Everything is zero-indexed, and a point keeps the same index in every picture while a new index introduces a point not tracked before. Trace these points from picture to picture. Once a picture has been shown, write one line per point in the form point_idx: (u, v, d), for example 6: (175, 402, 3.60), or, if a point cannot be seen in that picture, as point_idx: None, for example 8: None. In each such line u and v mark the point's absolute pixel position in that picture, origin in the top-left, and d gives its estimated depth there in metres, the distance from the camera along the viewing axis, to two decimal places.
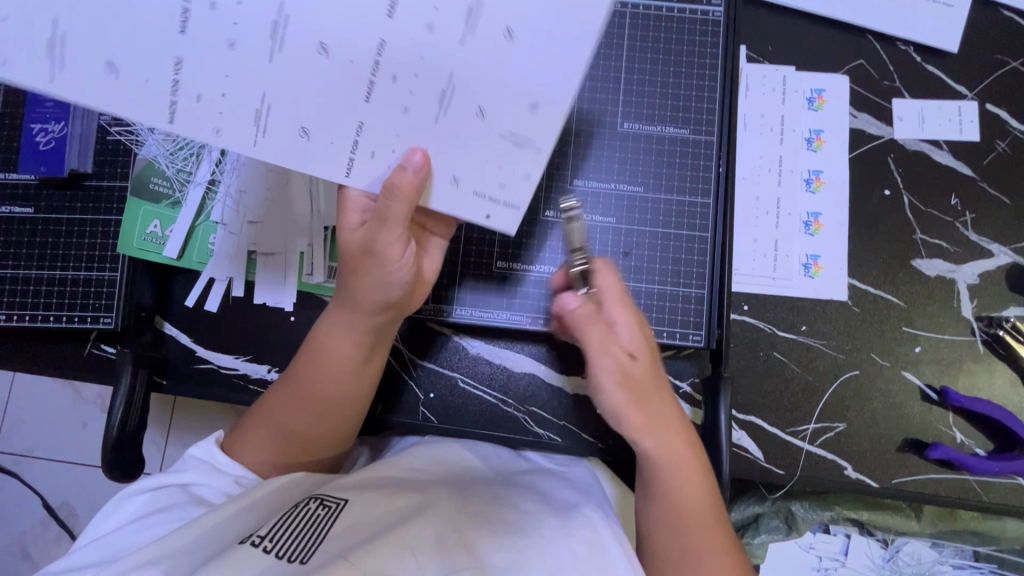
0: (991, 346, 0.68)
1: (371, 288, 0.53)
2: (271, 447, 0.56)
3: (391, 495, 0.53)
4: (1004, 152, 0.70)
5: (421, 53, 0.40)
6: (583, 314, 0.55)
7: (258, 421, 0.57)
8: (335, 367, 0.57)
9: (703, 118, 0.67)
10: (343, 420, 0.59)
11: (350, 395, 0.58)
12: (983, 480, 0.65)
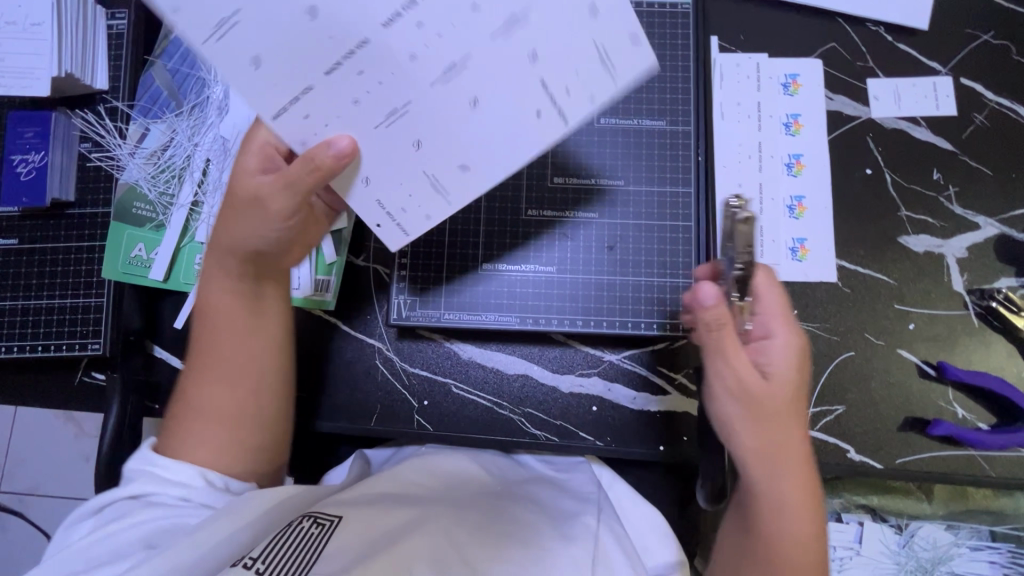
0: (985, 319, 0.67)
1: (251, 235, 0.53)
2: (197, 432, 0.55)
3: (385, 508, 0.54)
4: (982, 125, 0.71)
5: (412, 68, 0.44)
6: (717, 315, 0.49)
7: (177, 410, 0.57)
8: (231, 328, 0.57)
9: (679, 108, 0.67)
10: (252, 399, 0.57)
11: (255, 366, 0.58)
12: (988, 455, 0.64)
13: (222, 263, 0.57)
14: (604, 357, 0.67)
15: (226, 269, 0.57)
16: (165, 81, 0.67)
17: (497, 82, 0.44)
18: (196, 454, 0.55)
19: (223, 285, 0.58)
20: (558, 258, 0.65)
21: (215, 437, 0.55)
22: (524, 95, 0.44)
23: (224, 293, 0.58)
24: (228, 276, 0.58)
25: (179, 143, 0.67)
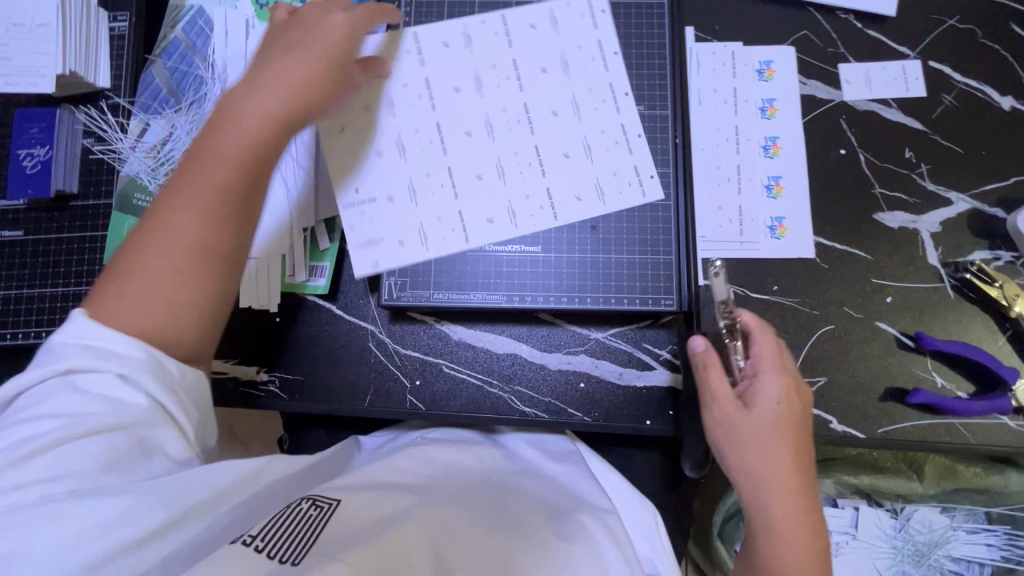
0: (960, 290, 0.69)
1: (260, 88, 0.54)
2: (136, 288, 0.48)
3: (382, 494, 0.56)
4: (952, 105, 0.73)
5: (505, 140, 0.68)
6: (708, 358, 0.57)
7: (112, 278, 0.49)
8: (199, 170, 0.51)
9: (656, 93, 0.70)
10: (209, 247, 0.49)
11: (216, 214, 0.50)
12: (968, 423, 0.66)
13: (228, 126, 0.52)
14: (590, 336, 0.69)
15: (227, 136, 0.51)
16: (164, 79, 0.71)
17: (495, 191, 0.67)
18: (138, 302, 0.48)
19: (211, 147, 0.51)
20: (544, 238, 0.67)
21: (162, 323, 0.48)
22: (491, 209, 0.67)
23: (222, 158, 0.50)
24: (228, 140, 0.51)
25: (178, 137, 0.69)
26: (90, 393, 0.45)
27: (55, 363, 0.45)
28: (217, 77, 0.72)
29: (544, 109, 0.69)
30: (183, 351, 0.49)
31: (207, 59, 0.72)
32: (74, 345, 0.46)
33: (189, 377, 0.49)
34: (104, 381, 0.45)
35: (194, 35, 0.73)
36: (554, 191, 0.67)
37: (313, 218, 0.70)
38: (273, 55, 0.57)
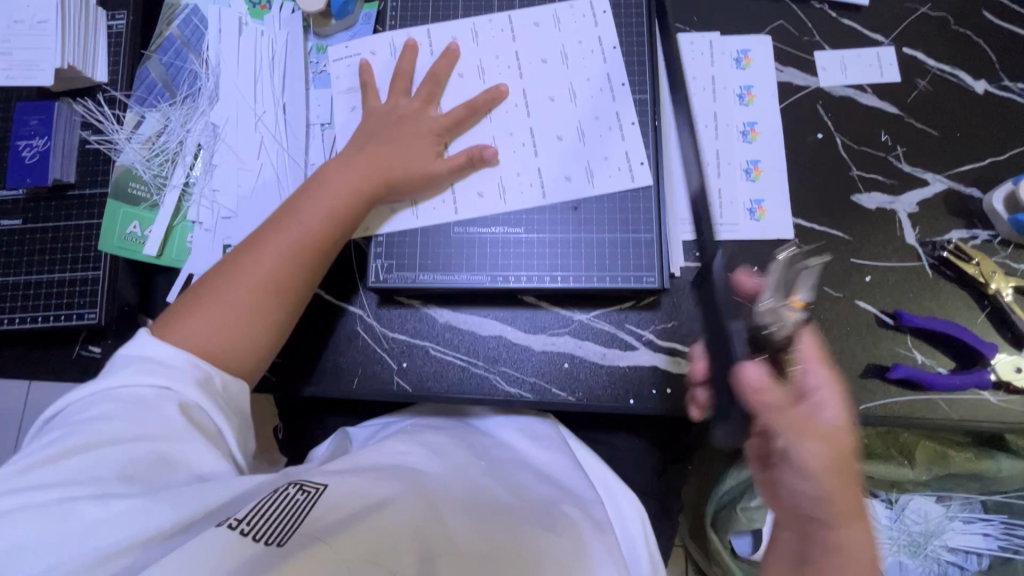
0: (938, 269, 0.70)
1: (339, 168, 0.66)
2: (217, 317, 0.59)
3: (375, 481, 0.56)
4: (926, 90, 0.75)
5: (504, 120, 0.71)
6: (771, 390, 0.51)
7: (192, 299, 0.60)
8: (280, 233, 0.63)
9: (636, 79, 0.72)
10: (279, 299, 0.62)
11: (286, 274, 0.62)
12: (949, 399, 0.66)
13: (313, 202, 0.64)
14: (573, 317, 0.70)
15: (312, 211, 0.64)
16: (160, 74, 0.74)
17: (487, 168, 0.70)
18: (216, 330, 0.59)
19: (294, 217, 0.64)
20: (527, 220, 0.69)
21: (231, 346, 0.59)
22: (480, 183, 0.70)
23: (302, 228, 0.63)
24: (312, 214, 0.64)
25: (172, 129, 0.73)
26: (133, 402, 0.52)
27: (109, 377, 0.53)
28: (211, 72, 0.75)
29: (542, 95, 0.72)
30: (236, 370, 0.60)
31: (200, 55, 0.75)
32: (133, 359, 0.55)
33: (228, 393, 0.57)
34: (148, 393, 0.53)
35: (188, 32, 0.76)
36: (546, 171, 0.70)
37: None
38: (363, 145, 0.68)
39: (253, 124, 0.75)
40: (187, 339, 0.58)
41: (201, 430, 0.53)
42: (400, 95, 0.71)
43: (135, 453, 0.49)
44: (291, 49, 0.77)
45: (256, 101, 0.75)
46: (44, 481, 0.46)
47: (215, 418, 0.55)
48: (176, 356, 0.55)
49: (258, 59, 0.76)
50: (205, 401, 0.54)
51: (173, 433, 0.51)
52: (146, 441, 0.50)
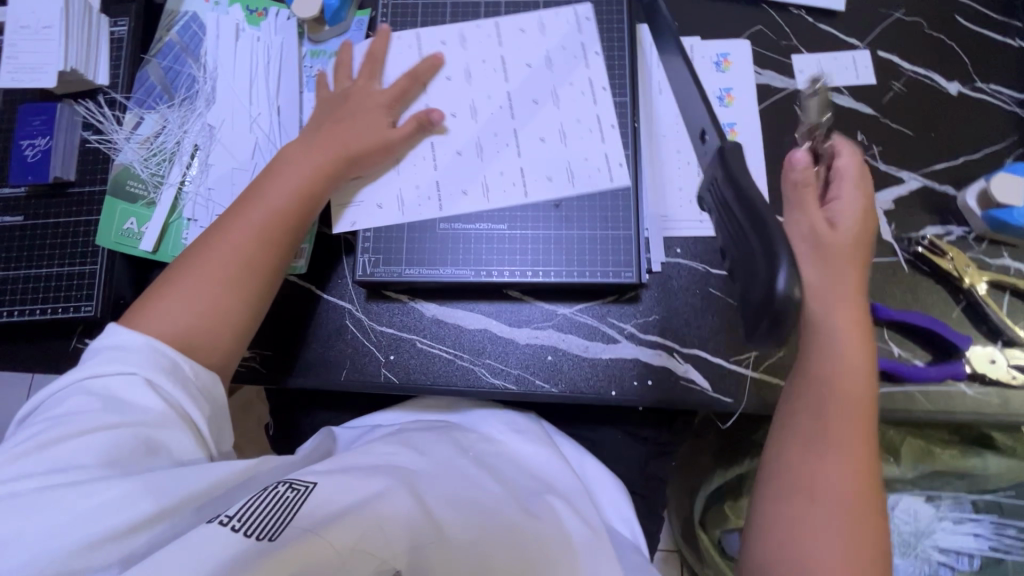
0: (915, 264, 0.71)
1: (302, 147, 0.69)
2: (184, 299, 0.60)
3: (366, 476, 0.56)
4: (900, 91, 0.77)
5: (494, 119, 0.74)
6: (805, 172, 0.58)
7: (164, 282, 0.61)
8: (245, 211, 0.65)
9: (617, 82, 0.75)
10: (245, 277, 0.63)
11: (252, 251, 0.63)
12: (926, 392, 0.67)
13: (275, 182, 0.66)
14: (558, 311, 0.72)
15: (276, 190, 0.66)
16: (159, 77, 0.77)
17: (477, 167, 0.72)
18: (185, 313, 0.60)
19: (258, 198, 0.66)
20: (510, 217, 0.71)
21: (200, 325, 0.60)
22: (469, 181, 0.72)
23: (266, 206, 0.65)
24: (276, 192, 0.66)
25: (169, 130, 0.75)
26: (103, 395, 0.53)
27: (81, 370, 0.55)
28: (209, 76, 0.78)
29: (528, 97, 0.74)
30: (206, 351, 0.61)
31: (199, 59, 0.78)
32: (102, 351, 0.56)
33: (200, 379, 0.58)
34: (118, 382, 0.54)
35: (187, 38, 0.79)
36: (528, 171, 0.72)
37: None
38: (320, 125, 0.71)
39: (248, 125, 0.78)
40: (155, 325, 0.58)
41: (170, 416, 0.54)
42: (373, 85, 0.74)
43: (107, 441, 0.51)
44: (286, 54, 0.80)
45: (252, 103, 0.78)
46: (22, 470, 0.48)
47: (186, 404, 0.56)
48: (143, 343, 0.56)
49: (255, 64, 0.79)
50: (175, 389, 0.56)
51: (144, 421, 0.53)
52: (119, 430, 0.52)
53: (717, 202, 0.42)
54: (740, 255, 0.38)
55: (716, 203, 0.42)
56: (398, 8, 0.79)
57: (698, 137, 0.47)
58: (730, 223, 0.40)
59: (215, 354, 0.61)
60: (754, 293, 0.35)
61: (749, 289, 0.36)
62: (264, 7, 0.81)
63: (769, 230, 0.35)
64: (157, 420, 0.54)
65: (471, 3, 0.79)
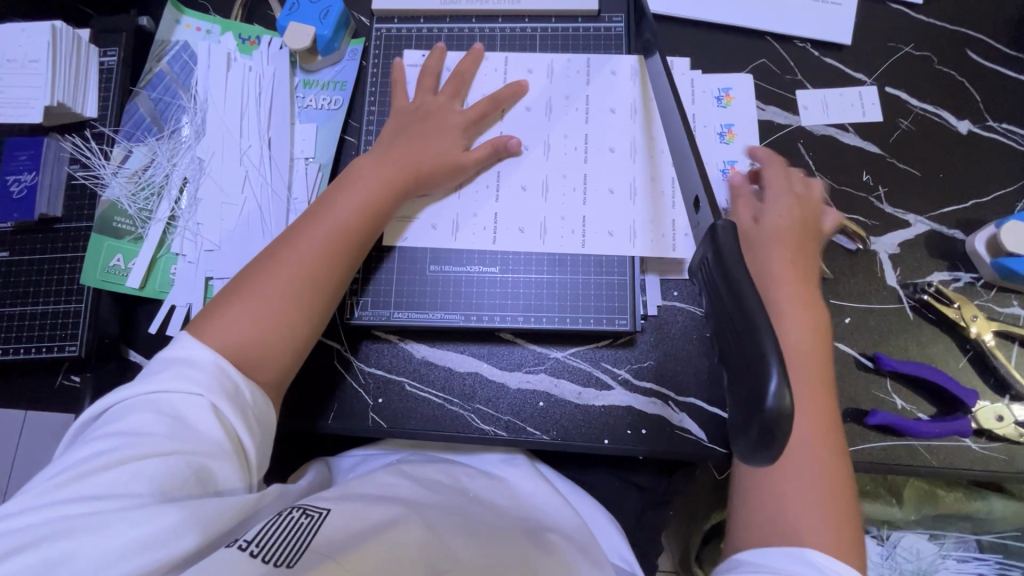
0: (920, 311, 0.69)
1: (377, 164, 0.67)
2: (246, 313, 0.57)
3: (375, 505, 0.56)
4: (908, 129, 0.74)
5: (557, 159, 0.72)
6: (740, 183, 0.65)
7: (226, 297, 0.58)
8: (315, 223, 0.62)
9: (615, 119, 0.73)
10: (314, 294, 0.60)
11: (322, 267, 0.61)
12: (930, 445, 0.65)
13: (348, 194, 0.64)
14: (550, 354, 0.70)
15: (347, 202, 0.64)
16: (148, 109, 0.76)
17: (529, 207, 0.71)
18: (248, 330, 0.56)
19: (327, 209, 0.63)
20: (502, 260, 0.71)
21: (263, 344, 0.57)
22: (526, 218, 0.70)
23: (334, 220, 0.62)
24: (347, 205, 0.63)
25: (158, 164, 0.74)
26: (167, 414, 0.50)
27: (148, 384, 0.51)
28: (199, 107, 0.77)
29: (561, 133, 0.73)
30: (268, 370, 0.57)
31: (189, 90, 0.77)
32: (172, 364, 0.52)
33: (257, 407, 0.55)
34: (183, 403, 0.50)
35: (178, 68, 0.78)
36: (590, 221, 0.70)
37: None
38: (395, 140, 0.69)
39: (239, 159, 0.76)
40: (220, 341, 0.55)
41: (230, 446, 0.51)
42: (453, 103, 0.73)
43: (162, 469, 0.47)
44: (278, 85, 0.78)
45: (242, 136, 0.77)
46: (74, 493, 0.45)
47: (245, 435, 0.52)
48: (209, 362, 0.53)
49: (246, 95, 0.78)
50: (236, 418, 0.52)
51: (205, 448, 0.49)
52: (177, 456, 0.48)
53: (708, 280, 0.40)
54: (726, 347, 0.37)
55: (709, 277, 0.40)
56: (391, 40, 0.78)
57: (689, 206, 0.49)
58: (717, 312, 0.38)
59: (274, 373, 0.58)
60: (744, 395, 0.34)
61: (739, 384, 0.34)
62: (257, 36, 0.80)
63: (760, 330, 0.34)
64: (217, 449, 0.50)
65: (465, 36, 0.77)
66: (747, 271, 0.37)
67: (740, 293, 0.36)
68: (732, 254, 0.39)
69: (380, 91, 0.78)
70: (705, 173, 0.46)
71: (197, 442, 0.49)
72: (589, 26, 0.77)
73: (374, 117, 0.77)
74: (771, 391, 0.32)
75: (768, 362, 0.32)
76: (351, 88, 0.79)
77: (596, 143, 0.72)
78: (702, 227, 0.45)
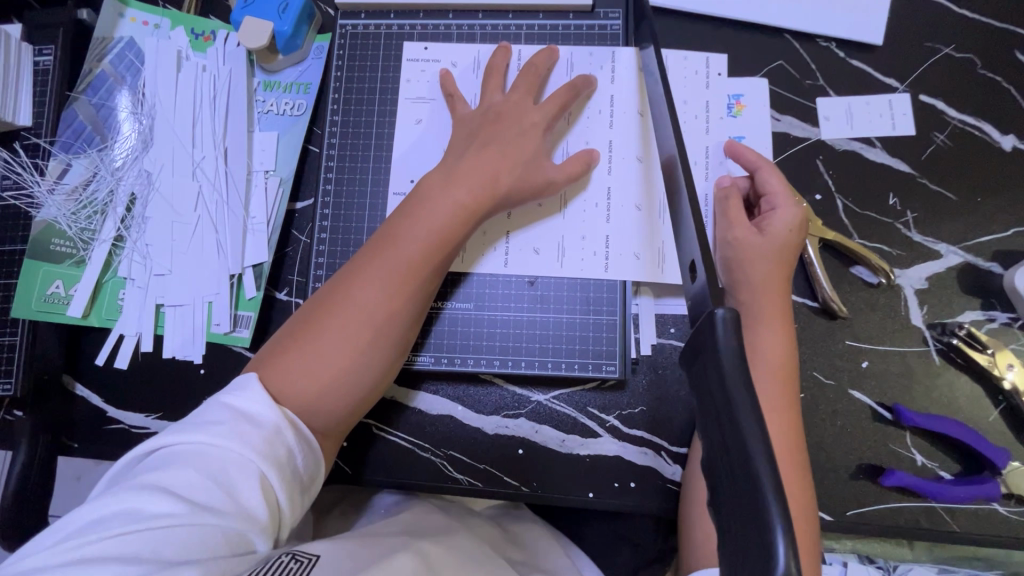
0: (947, 356, 0.61)
1: (441, 182, 0.58)
2: (311, 362, 0.51)
3: (368, 544, 0.46)
4: (944, 145, 0.65)
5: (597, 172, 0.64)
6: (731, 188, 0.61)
7: (289, 340, 0.52)
8: (386, 256, 0.54)
9: (607, 133, 0.64)
10: (379, 340, 0.53)
11: (390, 310, 0.53)
12: (951, 507, 0.59)
13: (417, 223, 0.56)
14: (531, 397, 0.63)
15: (414, 233, 0.55)
16: (88, 116, 0.69)
17: (543, 229, 0.63)
18: (308, 381, 0.50)
19: (394, 241, 0.55)
20: (478, 295, 0.63)
21: (331, 396, 0.51)
22: (540, 238, 0.63)
23: (402, 255, 0.54)
24: (415, 236, 0.55)
25: (102, 177, 0.68)
26: (214, 473, 0.41)
27: (199, 433, 0.43)
28: (147, 113, 0.69)
29: (582, 143, 0.65)
30: (328, 424, 0.52)
31: (136, 93, 0.69)
32: (226, 415, 0.45)
33: (304, 471, 0.47)
34: (232, 462, 0.42)
35: (122, 68, 0.70)
36: (609, 246, 0.62)
37: (241, 263, 0.67)
38: (465, 150, 0.60)
39: (191, 173, 0.69)
40: (282, 394, 0.49)
41: (270, 520, 0.43)
42: (494, 94, 0.64)
43: (195, 538, 0.38)
44: (235, 88, 0.70)
45: (195, 146, 0.69)
46: (89, 557, 0.37)
47: (288, 506, 0.44)
48: (269, 419, 0.46)
49: (198, 99, 0.70)
50: (282, 487, 0.44)
51: (246, 518, 0.41)
52: (215, 525, 0.40)
53: (701, 378, 0.33)
54: (716, 477, 0.31)
55: (699, 369, 0.34)
56: (357, 37, 0.69)
57: (686, 271, 0.42)
58: (709, 419, 0.32)
59: (333, 426, 0.52)
60: (742, 546, 0.27)
61: (732, 532, 0.28)
62: (212, 31, 0.71)
63: (759, 473, 0.27)
64: (258, 521, 0.42)
65: (441, 33, 0.69)
66: (750, 380, 0.31)
67: (736, 415, 0.30)
68: (730, 356, 0.32)
69: (345, 97, 0.69)
70: (705, 235, 0.40)
71: (238, 507, 0.41)
72: (584, 22, 0.68)
73: (336, 130, 0.68)
74: (775, 564, 0.25)
75: (772, 526, 0.26)
76: (317, 92, 0.71)
77: (622, 154, 0.64)
78: (699, 300, 0.39)
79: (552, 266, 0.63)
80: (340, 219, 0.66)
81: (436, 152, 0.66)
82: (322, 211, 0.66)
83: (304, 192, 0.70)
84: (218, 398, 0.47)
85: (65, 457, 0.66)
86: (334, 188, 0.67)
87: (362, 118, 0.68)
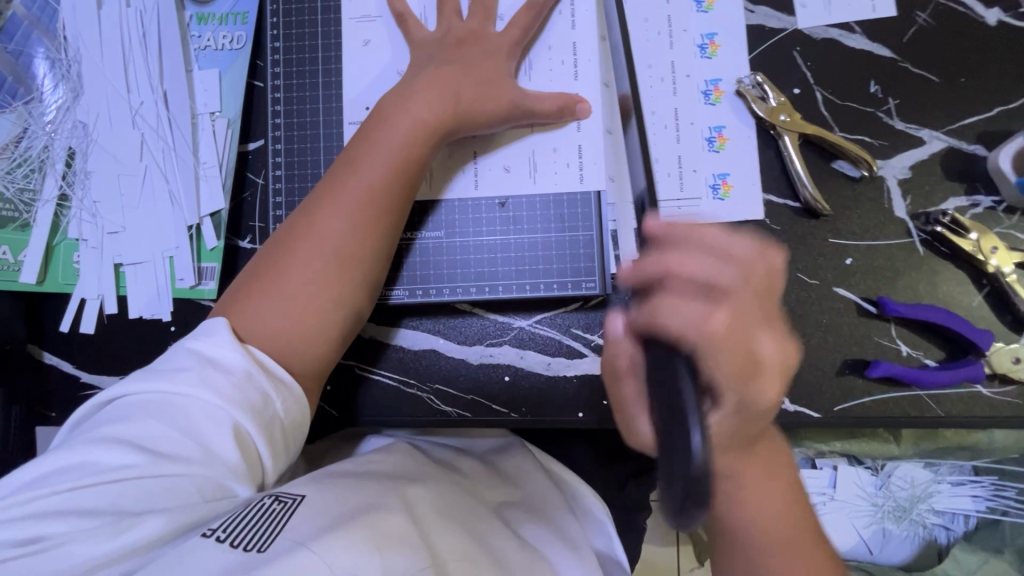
0: (931, 245, 0.60)
1: (398, 103, 0.54)
2: (275, 300, 0.49)
3: (353, 486, 0.46)
4: (926, 24, 0.62)
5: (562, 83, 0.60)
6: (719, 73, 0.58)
7: (253, 279, 0.50)
8: (345, 185, 0.51)
9: (570, 38, 0.60)
10: (347, 274, 0.51)
11: (357, 241, 0.51)
12: (936, 394, 0.59)
13: (377, 148, 0.53)
14: (514, 324, 0.62)
15: (374, 160, 0.52)
16: (8, 66, 0.64)
17: (512, 146, 0.60)
18: (275, 319, 0.48)
19: (355, 168, 0.52)
20: (448, 221, 0.61)
21: (305, 334, 0.49)
22: (509, 156, 0.60)
23: (364, 183, 0.51)
24: (376, 161, 0.52)
25: (34, 133, 0.64)
26: (182, 422, 0.41)
27: (164, 381, 0.43)
28: (72, 58, 0.64)
29: (544, 51, 0.60)
30: (303, 365, 0.50)
31: (55, 37, 0.64)
32: (189, 361, 0.44)
33: (287, 416, 0.46)
34: (201, 409, 0.42)
35: (36, 10, 0.64)
36: (585, 158, 0.59)
37: (198, 213, 0.63)
38: (419, 71, 0.56)
39: (128, 121, 0.64)
40: (250, 333, 0.48)
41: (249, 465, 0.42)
42: (448, 6, 0.59)
43: (168, 486, 0.40)
44: (162, 21, 0.64)
45: (130, 90, 0.64)
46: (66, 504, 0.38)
47: (268, 452, 0.44)
48: (236, 363, 0.44)
49: (126, 37, 0.64)
50: (256, 432, 0.43)
51: (220, 464, 0.41)
52: (189, 471, 0.40)
53: None
54: None
55: None
56: None
57: None
58: None
59: (310, 367, 0.50)
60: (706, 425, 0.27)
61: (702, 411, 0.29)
62: None
63: None
64: (233, 467, 0.41)
65: None
66: None
67: None
68: None
69: (284, 22, 0.63)
70: None
71: (208, 453, 0.41)
72: None
73: (279, 59, 0.63)
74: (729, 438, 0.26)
75: None
76: (256, 20, 0.65)
77: (588, 60, 0.60)
78: None
79: (523, 185, 0.60)
80: (295, 154, 0.62)
81: (389, 74, 0.62)
82: (275, 148, 0.63)
83: (253, 132, 0.65)
84: (183, 344, 0.46)
85: (43, 427, 0.65)
86: (284, 122, 0.63)
87: (306, 44, 0.63)
